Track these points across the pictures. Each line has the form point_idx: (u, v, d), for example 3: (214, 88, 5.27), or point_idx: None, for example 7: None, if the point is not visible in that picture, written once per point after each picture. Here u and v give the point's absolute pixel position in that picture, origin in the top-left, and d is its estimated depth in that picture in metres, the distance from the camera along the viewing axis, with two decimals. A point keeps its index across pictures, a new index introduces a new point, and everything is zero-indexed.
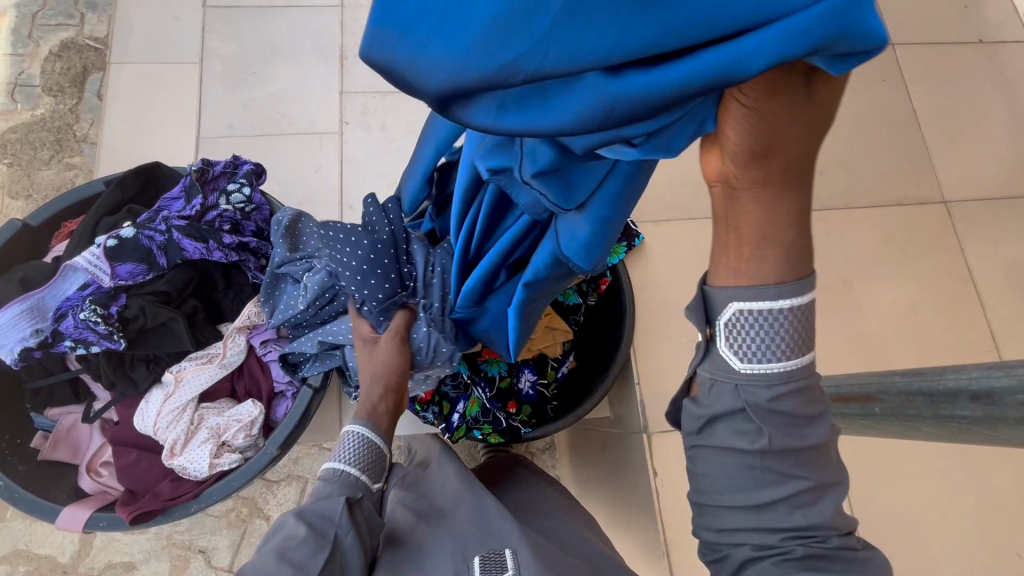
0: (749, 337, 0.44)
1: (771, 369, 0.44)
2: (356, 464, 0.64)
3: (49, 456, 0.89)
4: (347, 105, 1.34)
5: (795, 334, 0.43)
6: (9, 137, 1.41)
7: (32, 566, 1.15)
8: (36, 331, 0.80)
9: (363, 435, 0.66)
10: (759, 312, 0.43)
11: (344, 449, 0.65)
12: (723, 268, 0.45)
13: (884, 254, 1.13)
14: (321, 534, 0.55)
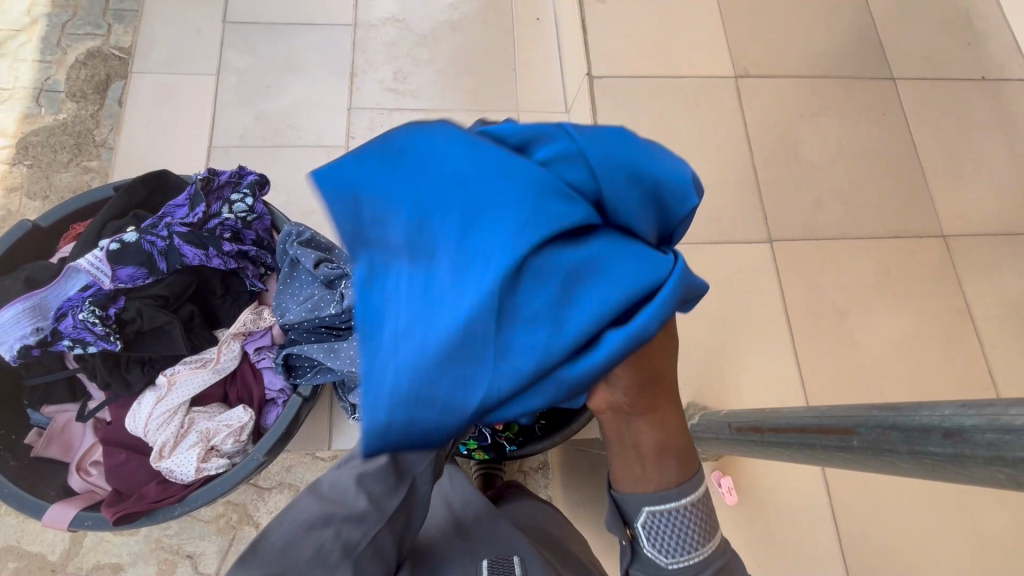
0: (665, 537, 0.49)
1: (691, 560, 0.49)
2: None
3: (42, 453, 0.90)
4: (355, 120, 1.38)
5: (698, 525, 0.49)
6: (32, 140, 1.46)
7: (22, 563, 1.16)
8: (37, 329, 0.82)
9: None
10: (664, 521, 0.49)
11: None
12: (626, 477, 0.51)
13: (882, 285, 1.13)
14: (374, 513, 0.51)
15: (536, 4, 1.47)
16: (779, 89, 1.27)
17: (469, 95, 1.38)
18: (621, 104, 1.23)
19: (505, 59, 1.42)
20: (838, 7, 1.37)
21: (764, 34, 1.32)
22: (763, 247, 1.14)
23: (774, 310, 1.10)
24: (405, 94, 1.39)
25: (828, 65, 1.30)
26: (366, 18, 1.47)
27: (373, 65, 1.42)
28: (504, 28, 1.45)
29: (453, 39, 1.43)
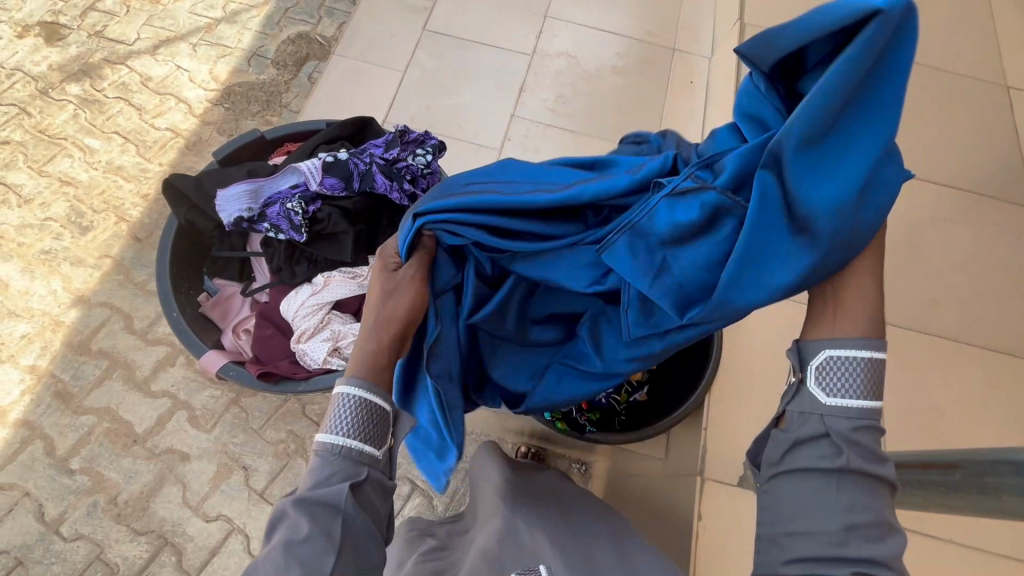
0: (836, 375, 0.57)
1: (853, 405, 0.56)
2: (354, 436, 0.62)
3: (206, 312, 1.08)
4: (513, 126, 1.57)
5: (868, 382, 0.57)
6: (235, 90, 1.78)
7: (112, 426, 1.35)
8: (249, 209, 1.00)
9: (358, 400, 0.63)
10: (845, 357, 0.57)
11: (338, 415, 0.62)
12: (818, 329, 0.61)
13: (984, 397, 1.12)
14: (326, 524, 0.56)
15: (692, 70, 1.64)
16: (911, 190, 1.32)
17: (614, 129, 1.54)
18: None
19: (654, 109, 1.57)
20: (987, 131, 1.42)
21: (905, 139, 1.39)
22: None
23: None
24: (560, 115, 1.57)
25: (967, 180, 1.34)
26: (543, 49, 1.69)
27: (540, 87, 1.63)
28: (658, 83, 1.61)
29: (613, 81, 1.62)
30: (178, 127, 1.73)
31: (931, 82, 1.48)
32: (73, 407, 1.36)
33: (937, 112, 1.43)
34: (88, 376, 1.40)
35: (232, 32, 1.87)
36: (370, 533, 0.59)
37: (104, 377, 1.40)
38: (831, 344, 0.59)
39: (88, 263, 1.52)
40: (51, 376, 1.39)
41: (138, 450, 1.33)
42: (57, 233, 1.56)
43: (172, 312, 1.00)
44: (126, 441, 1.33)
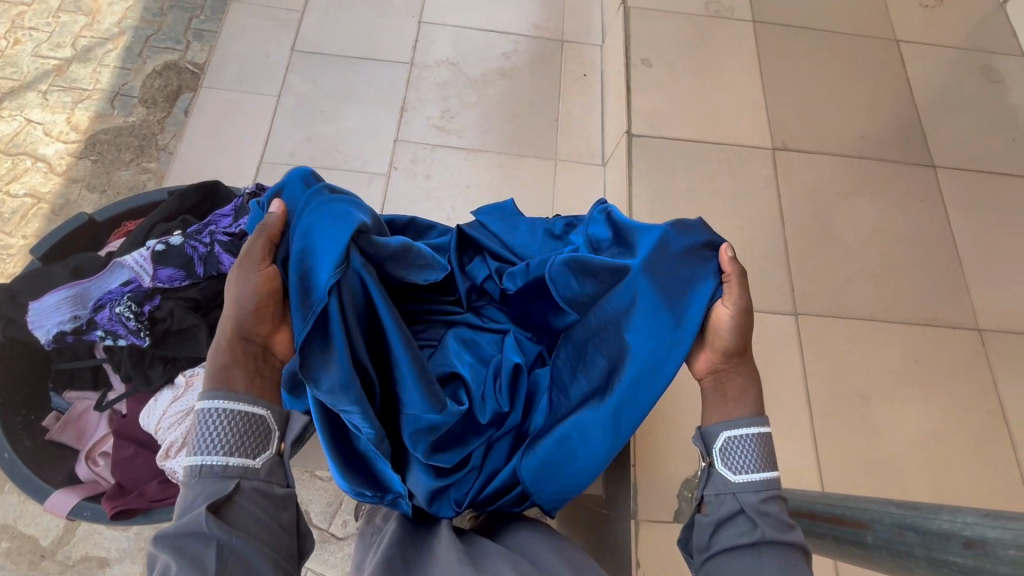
0: (738, 453, 0.57)
1: (754, 477, 0.56)
2: (217, 449, 0.51)
3: (56, 438, 0.92)
4: (399, 151, 1.44)
5: (765, 452, 0.57)
6: (100, 138, 1.56)
7: (13, 545, 1.11)
8: (74, 317, 0.85)
9: (218, 409, 0.52)
10: (742, 434, 0.58)
11: (200, 430, 0.51)
12: (712, 417, 0.61)
13: (909, 373, 1.09)
14: (194, 556, 0.45)
15: (584, 61, 1.54)
16: (818, 166, 1.28)
17: (511, 139, 1.43)
18: (658, 164, 1.25)
19: (551, 110, 1.47)
20: (883, 91, 1.39)
21: (804, 111, 1.34)
22: (786, 319, 1.12)
23: (795, 384, 1.07)
24: (449, 132, 1.44)
25: (867, 147, 1.31)
26: (423, 60, 1.55)
27: (423, 103, 1.49)
28: (551, 81, 1.51)
29: (501, 86, 1.50)
30: (38, 191, 1.50)
31: (822, 47, 1.43)
32: None
33: (831, 79, 1.39)
34: None
35: (86, 72, 1.64)
36: (250, 552, 0.47)
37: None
38: (729, 424, 0.59)
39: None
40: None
41: (49, 565, 1.10)
42: None
43: (3, 454, 0.84)
44: (32, 557, 1.10)
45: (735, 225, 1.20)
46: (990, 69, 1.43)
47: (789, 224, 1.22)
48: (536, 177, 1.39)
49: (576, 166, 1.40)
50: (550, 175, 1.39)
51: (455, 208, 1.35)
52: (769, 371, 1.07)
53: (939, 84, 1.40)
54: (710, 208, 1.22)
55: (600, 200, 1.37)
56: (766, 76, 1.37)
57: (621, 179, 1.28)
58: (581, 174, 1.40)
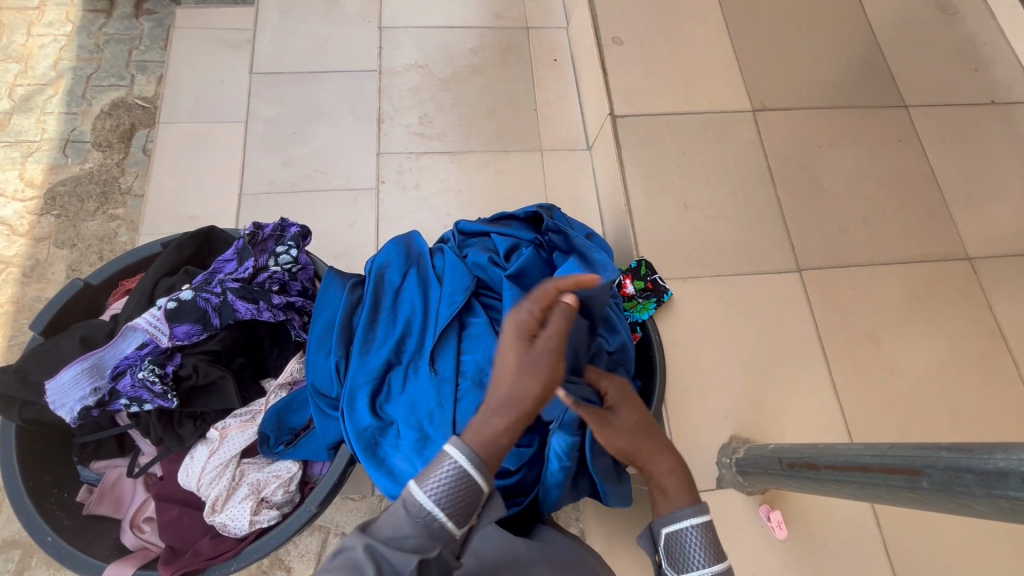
0: (681, 550, 0.64)
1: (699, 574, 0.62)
2: (444, 507, 0.56)
3: (94, 511, 0.90)
4: (383, 164, 1.41)
5: (708, 546, 0.63)
6: (59, 190, 1.48)
7: None
8: (94, 390, 0.83)
9: (464, 471, 0.57)
10: (681, 531, 0.64)
11: (439, 477, 0.57)
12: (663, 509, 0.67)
13: (912, 312, 1.14)
14: None
15: (553, 46, 1.54)
16: (798, 121, 1.30)
17: (493, 136, 1.42)
18: (645, 142, 1.26)
19: (527, 100, 1.46)
20: (848, 38, 1.41)
21: (776, 68, 1.36)
22: (792, 277, 1.15)
23: (809, 338, 1.10)
24: (430, 138, 1.42)
25: (842, 96, 1.34)
26: (390, 66, 1.52)
27: (398, 111, 1.46)
28: (521, 72, 1.50)
29: (474, 83, 1.48)
30: (3, 256, 1.41)
31: (784, 2, 1.45)
32: None
33: (797, 32, 1.41)
34: None
35: (30, 123, 1.55)
36: None
37: (22, 569, 1.14)
38: (668, 520, 0.65)
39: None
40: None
41: None
42: None
43: (46, 537, 0.82)
44: None
45: (729, 191, 1.22)
46: (944, 2, 1.47)
47: (780, 183, 1.24)
48: (524, 171, 1.38)
49: (562, 154, 1.40)
50: (538, 166, 1.39)
51: (450, 217, 1.34)
52: (784, 328, 1.11)
53: (899, 24, 1.43)
54: (702, 177, 1.23)
55: (592, 186, 1.37)
56: (735, 39, 1.39)
57: (611, 162, 1.28)
58: (567, 162, 1.40)
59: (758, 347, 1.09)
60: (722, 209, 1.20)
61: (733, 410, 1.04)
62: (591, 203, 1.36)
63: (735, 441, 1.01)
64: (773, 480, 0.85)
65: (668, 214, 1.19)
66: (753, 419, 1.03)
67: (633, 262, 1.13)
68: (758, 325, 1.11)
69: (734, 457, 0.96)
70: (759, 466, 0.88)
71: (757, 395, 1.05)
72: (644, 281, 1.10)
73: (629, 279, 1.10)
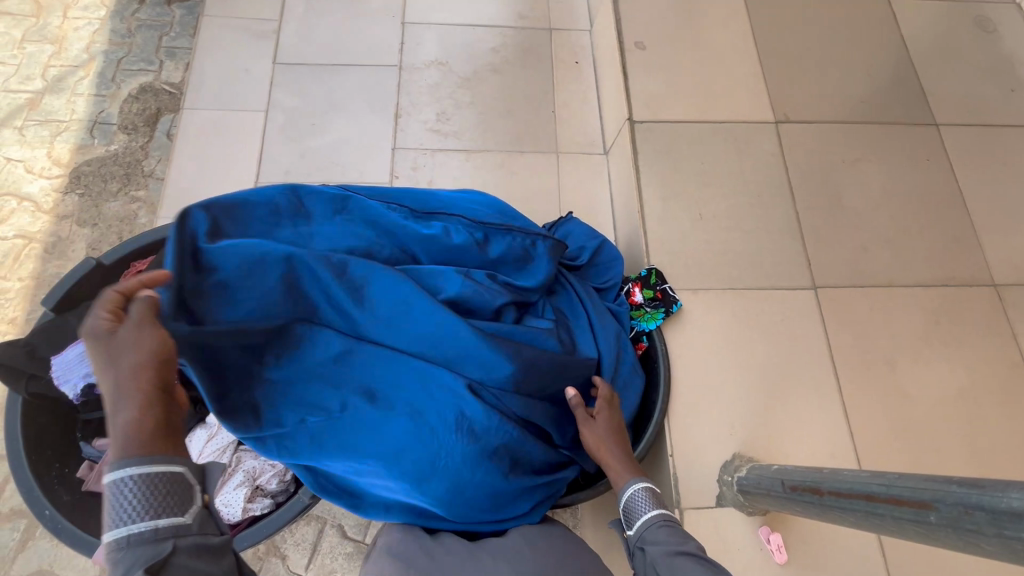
0: (633, 507, 0.78)
1: (648, 518, 0.76)
2: (145, 513, 0.48)
3: (93, 487, 0.91)
4: (398, 160, 1.41)
5: (652, 498, 0.78)
6: (84, 170, 1.51)
7: None
8: None
9: (137, 475, 0.49)
10: (631, 491, 0.79)
11: (118, 499, 0.48)
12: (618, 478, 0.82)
13: (931, 336, 1.10)
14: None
15: (575, 48, 1.52)
16: (823, 135, 1.27)
17: (510, 136, 1.41)
18: (663, 149, 1.24)
19: (546, 102, 1.45)
20: (879, 52, 1.37)
21: (802, 80, 1.33)
22: (807, 294, 1.12)
23: (820, 358, 1.07)
24: (446, 135, 1.42)
25: (869, 111, 1.30)
26: (411, 62, 1.52)
27: (416, 107, 1.46)
28: (542, 73, 1.49)
29: (493, 82, 1.48)
30: (28, 232, 1.45)
31: (813, 12, 1.41)
32: None
33: (826, 44, 1.37)
34: (6, 544, 1.16)
35: (60, 103, 1.58)
36: None
37: (27, 539, 1.17)
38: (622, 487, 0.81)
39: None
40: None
41: None
42: None
43: (44, 510, 0.83)
44: None
45: (747, 203, 1.20)
46: (982, 19, 1.42)
47: (799, 197, 1.21)
48: (540, 173, 1.37)
49: (578, 158, 1.39)
50: (554, 169, 1.38)
51: None
52: (795, 346, 1.08)
53: (934, 40, 1.39)
54: (719, 188, 1.21)
55: (607, 190, 1.36)
56: (761, 49, 1.36)
57: (627, 167, 1.26)
58: (583, 166, 1.38)
59: (767, 365, 1.06)
60: (739, 221, 1.18)
61: (737, 427, 1.01)
62: (605, 208, 1.34)
63: (739, 458, 0.98)
64: (775, 502, 0.82)
65: (682, 224, 1.17)
66: (758, 437, 1.01)
67: (643, 271, 1.11)
68: (768, 342, 1.08)
69: (736, 475, 0.94)
70: (762, 487, 0.85)
71: (764, 413, 1.02)
72: (652, 290, 1.08)
73: (637, 287, 1.08)
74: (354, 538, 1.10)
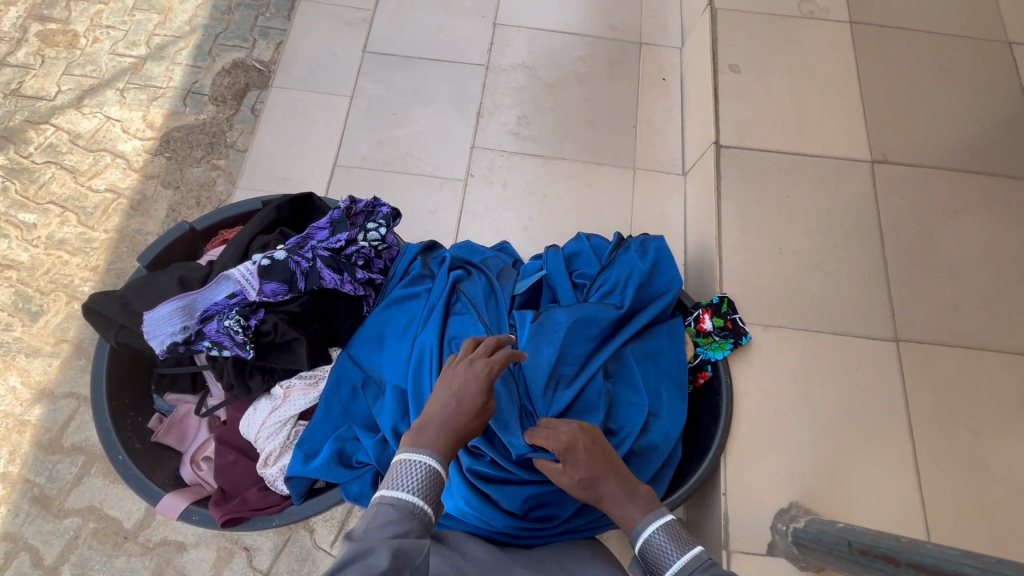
0: (658, 552, 0.66)
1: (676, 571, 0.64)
2: (422, 500, 0.61)
3: (161, 439, 0.96)
4: (474, 158, 1.42)
5: (676, 537, 0.66)
6: (174, 135, 1.60)
7: (101, 524, 1.20)
8: (184, 327, 0.87)
9: (430, 466, 0.64)
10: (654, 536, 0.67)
11: (407, 475, 0.62)
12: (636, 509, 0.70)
13: (1022, 411, 1.02)
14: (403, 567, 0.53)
15: (663, 65, 1.50)
16: (922, 181, 1.20)
17: (587, 147, 1.40)
18: (748, 177, 1.20)
19: (628, 116, 1.44)
20: (995, 99, 1.29)
21: (904, 120, 1.26)
22: (887, 346, 1.06)
23: (895, 414, 1.01)
24: (524, 139, 1.42)
25: (976, 161, 1.22)
26: (497, 63, 1.53)
27: (498, 108, 1.47)
28: (626, 87, 1.47)
29: (577, 91, 1.47)
30: (117, 187, 1.54)
31: (925, 50, 1.34)
32: (55, 510, 1.21)
33: (934, 85, 1.30)
34: (64, 477, 1.24)
35: (160, 70, 1.68)
36: None
37: (83, 474, 1.24)
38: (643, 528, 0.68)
39: (44, 352, 1.35)
40: (25, 482, 1.23)
41: (132, 546, 1.18)
42: (4, 324, 1.38)
43: (118, 455, 0.87)
44: (118, 538, 1.19)
45: (831, 242, 1.14)
46: None
47: (889, 243, 1.15)
48: (613, 187, 1.36)
49: (654, 176, 1.37)
50: (627, 185, 1.36)
51: (530, 219, 1.33)
52: (868, 400, 1.02)
53: None
54: (803, 223, 1.16)
55: (680, 211, 1.33)
56: (864, 83, 1.30)
57: (706, 191, 1.23)
58: (659, 184, 1.36)
59: (837, 415, 1.01)
60: (820, 260, 1.13)
61: (798, 476, 0.97)
62: (676, 230, 1.31)
63: (796, 508, 0.94)
64: (836, 562, 0.78)
65: (760, 256, 1.13)
66: (818, 490, 0.96)
67: (714, 298, 1.08)
68: (841, 391, 1.03)
69: (794, 526, 0.89)
70: (824, 544, 0.81)
71: (827, 464, 0.97)
72: (723, 319, 1.04)
73: (707, 314, 1.05)
74: None
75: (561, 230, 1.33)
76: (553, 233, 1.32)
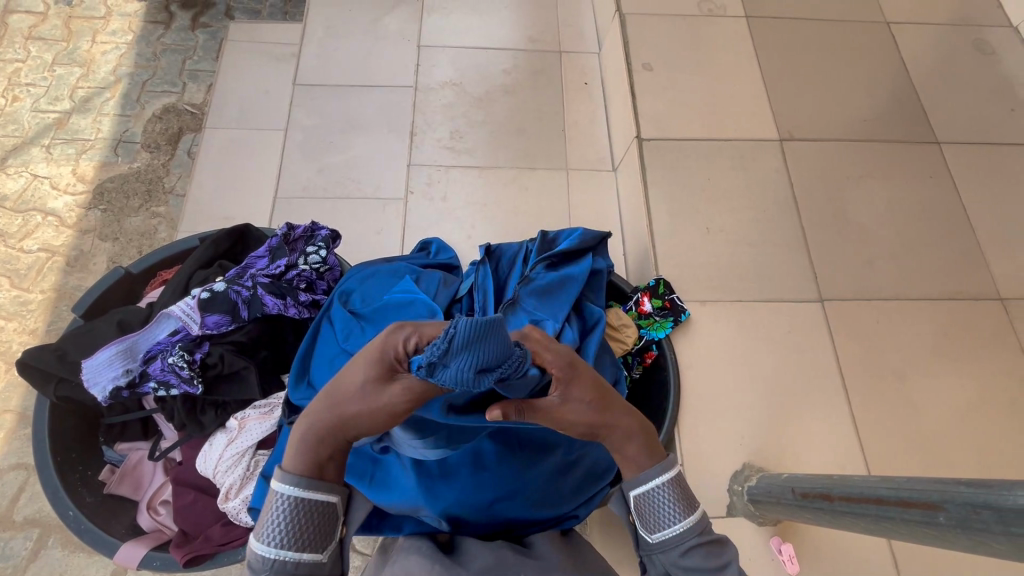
0: (657, 509, 0.66)
1: (676, 532, 0.65)
2: (289, 543, 0.57)
3: (114, 490, 0.93)
4: (414, 175, 1.46)
5: (680, 496, 0.66)
6: (107, 186, 1.57)
7: None
8: (126, 371, 0.87)
9: (295, 499, 0.58)
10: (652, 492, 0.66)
11: (272, 519, 0.58)
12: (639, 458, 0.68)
13: (939, 350, 1.11)
14: None
15: (584, 70, 1.58)
16: (826, 153, 1.31)
17: (521, 154, 1.46)
18: (671, 166, 1.27)
19: (557, 121, 1.50)
20: (879, 72, 1.42)
21: (804, 99, 1.37)
22: (814, 307, 1.14)
23: (828, 368, 1.08)
24: (461, 152, 1.47)
25: (871, 130, 1.34)
26: (426, 82, 1.58)
27: (432, 125, 1.52)
28: (553, 93, 1.54)
29: (506, 101, 1.53)
30: (51, 245, 1.49)
31: (815, 35, 1.46)
32: None
33: (826, 65, 1.42)
34: (17, 554, 1.17)
35: (86, 123, 1.65)
36: None
37: (38, 548, 1.18)
38: (635, 484, 0.67)
39: None
40: None
41: None
42: None
43: (68, 511, 0.85)
44: None
45: (754, 218, 1.22)
46: (981, 42, 1.46)
47: (805, 212, 1.24)
48: (550, 190, 1.41)
49: (588, 174, 1.43)
50: (563, 186, 1.42)
51: (473, 228, 1.37)
52: (802, 358, 1.09)
53: (933, 60, 1.43)
54: (726, 203, 1.24)
55: (615, 206, 1.39)
56: (764, 70, 1.40)
57: (635, 183, 1.30)
58: (593, 182, 1.42)
59: (776, 377, 1.07)
60: (745, 235, 1.20)
61: (747, 438, 1.02)
62: (614, 224, 1.37)
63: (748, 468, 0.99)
64: (785, 511, 0.83)
65: (690, 237, 1.20)
66: (767, 448, 1.02)
67: (651, 281, 1.13)
68: (778, 353, 1.09)
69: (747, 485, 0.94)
70: (773, 495, 0.86)
71: (773, 423, 1.03)
72: (662, 299, 1.10)
73: (646, 297, 1.10)
74: (361, 553, 1.10)
75: (505, 235, 1.37)
76: (498, 239, 1.36)
